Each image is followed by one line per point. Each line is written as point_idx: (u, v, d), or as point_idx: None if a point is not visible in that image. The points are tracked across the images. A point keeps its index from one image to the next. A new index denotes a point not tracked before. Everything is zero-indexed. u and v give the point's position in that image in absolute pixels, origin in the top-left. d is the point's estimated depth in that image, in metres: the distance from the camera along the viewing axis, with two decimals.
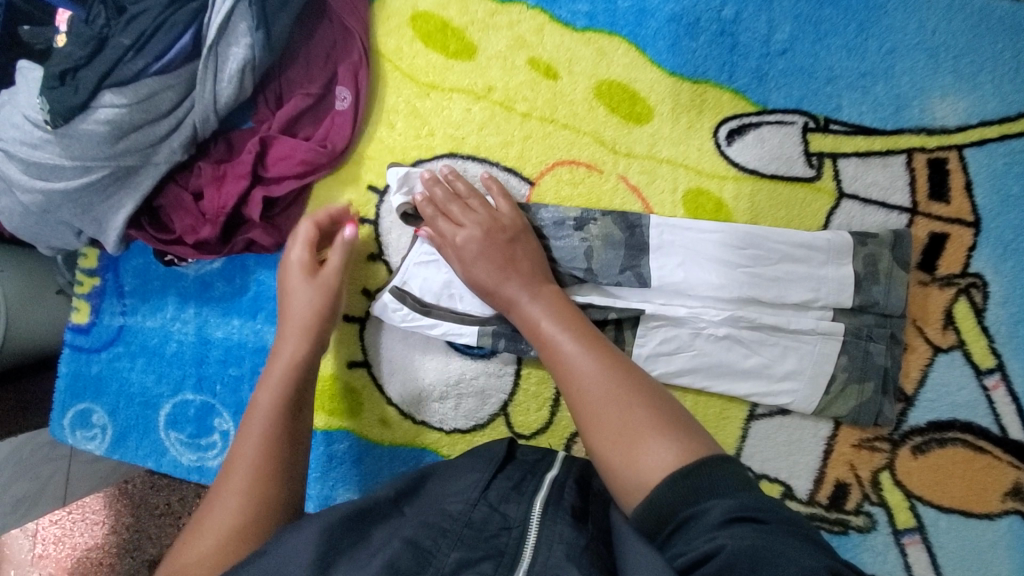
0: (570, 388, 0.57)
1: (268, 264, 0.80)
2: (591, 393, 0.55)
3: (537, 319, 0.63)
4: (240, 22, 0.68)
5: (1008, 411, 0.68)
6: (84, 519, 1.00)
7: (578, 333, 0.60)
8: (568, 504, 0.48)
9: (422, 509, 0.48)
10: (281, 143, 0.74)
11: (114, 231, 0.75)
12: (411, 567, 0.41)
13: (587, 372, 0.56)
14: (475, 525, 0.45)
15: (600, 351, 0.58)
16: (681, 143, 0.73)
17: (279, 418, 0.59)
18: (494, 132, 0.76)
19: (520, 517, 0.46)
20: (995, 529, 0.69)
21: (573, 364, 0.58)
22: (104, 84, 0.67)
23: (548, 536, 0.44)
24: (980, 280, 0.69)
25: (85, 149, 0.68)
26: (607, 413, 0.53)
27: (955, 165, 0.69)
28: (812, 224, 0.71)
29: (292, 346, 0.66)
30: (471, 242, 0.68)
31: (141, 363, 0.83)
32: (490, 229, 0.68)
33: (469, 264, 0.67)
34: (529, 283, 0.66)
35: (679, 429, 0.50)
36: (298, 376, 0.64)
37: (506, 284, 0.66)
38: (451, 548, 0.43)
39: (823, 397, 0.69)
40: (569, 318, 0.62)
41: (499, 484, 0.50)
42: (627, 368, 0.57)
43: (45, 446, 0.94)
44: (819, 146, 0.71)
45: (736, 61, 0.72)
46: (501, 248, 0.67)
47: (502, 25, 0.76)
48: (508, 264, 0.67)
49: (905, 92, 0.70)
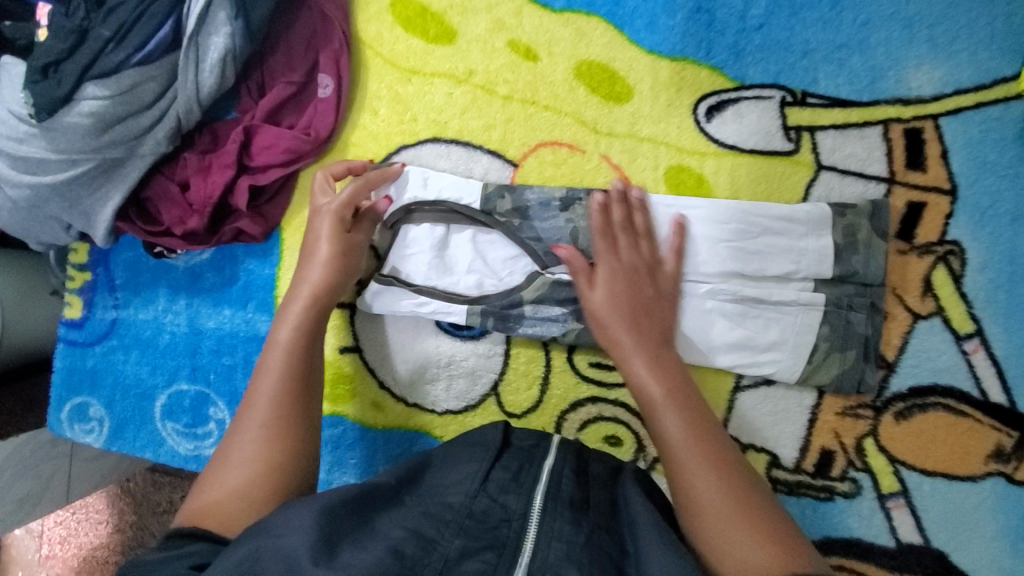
0: (667, 463, 0.56)
1: (257, 254, 0.80)
2: (699, 481, 0.53)
3: (649, 390, 0.60)
4: (219, 11, 0.69)
5: (988, 375, 0.69)
6: (88, 518, 1.03)
7: (689, 411, 0.58)
8: (566, 497, 0.55)
9: (423, 499, 0.53)
10: (265, 132, 0.75)
11: (103, 224, 0.75)
12: (416, 551, 0.46)
13: (689, 456, 0.55)
14: (476, 515, 0.51)
15: (704, 437, 0.56)
16: (661, 120, 0.74)
17: (297, 359, 0.60)
18: (476, 115, 0.77)
19: (520, 509, 0.52)
20: (978, 491, 0.70)
21: (675, 444, 0.56)
22: (86, 77, 0.67)
23: (547, 532, 0.50)
24: (958, 247, 0.70)
25: (70, 142, 0.69)
26: (714, 503, 0.51)
27: (931, 134, 0.70)
28: (793, 196, 0.72)
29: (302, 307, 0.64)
30: (615, 275, 0.67)
31: (135, 355, 0.84)
32: (638, 271, 0.67)
33: (602, 305, 0.66)
34: (647, 343, 0.63)
35: (779, 532, 0.49)
36: (316, 314, 0.64)
37: (622, 333, 0.64)
38: (456, 536, 0.48)
39: (806, 366, 0.70)
40: (685, 396, 0.59)
41: (497, 476, 0.56)
42: (732, 466, 0.54)
43: (46, 444, 0.95)
44: (797, 119, 0.72)
45: (714, 38, 0.72)
46: (633, 289, 0.66)
47: (481, 9, 0.77)
48: (633, 312, 0.65)
49: (881, 63, 0.70)
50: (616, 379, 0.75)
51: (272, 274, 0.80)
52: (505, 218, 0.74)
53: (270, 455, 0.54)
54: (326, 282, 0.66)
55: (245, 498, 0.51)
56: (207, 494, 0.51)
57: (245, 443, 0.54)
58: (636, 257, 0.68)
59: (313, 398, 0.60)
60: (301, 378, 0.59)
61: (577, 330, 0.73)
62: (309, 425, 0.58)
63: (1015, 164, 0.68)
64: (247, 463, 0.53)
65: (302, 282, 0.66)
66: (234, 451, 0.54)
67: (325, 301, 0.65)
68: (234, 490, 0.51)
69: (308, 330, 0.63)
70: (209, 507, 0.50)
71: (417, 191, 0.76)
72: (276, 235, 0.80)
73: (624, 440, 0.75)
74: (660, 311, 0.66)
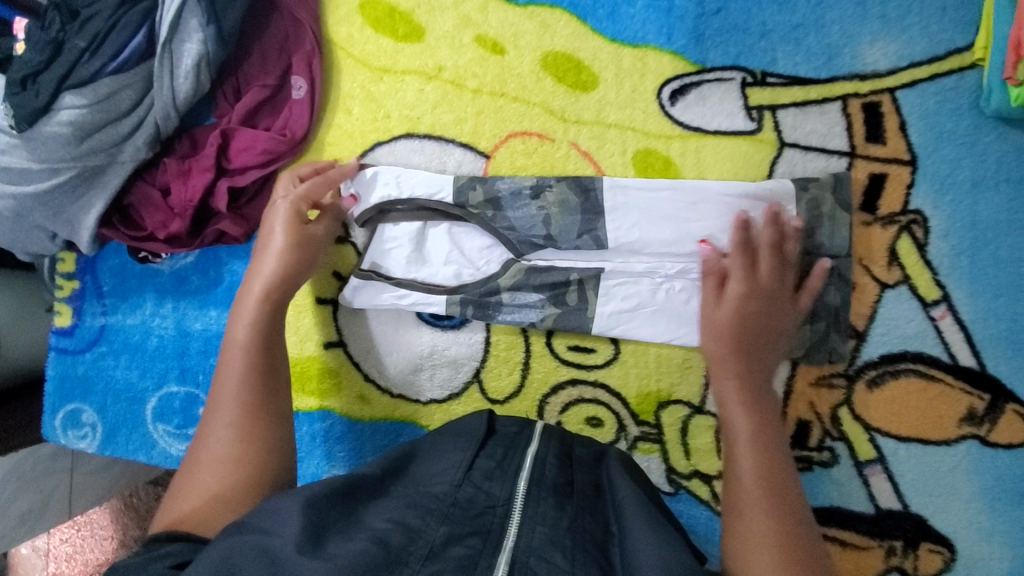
0: (733, 503, 0.56)
1: (239, 255, 0.82)
2: (752, 516, 0.54)
3: (737, 423, 0.61)
4: (191, 18, 0.71)
5: (956, 339, 0.71)
6: (94, 535, 1.05)
7: (768, 458, 0.58)
8: (550, 484, 0.57)
9: (408, 489, 0.55)
10: (242, 134, 0.77)
11: (86, 232, 0.77)
12: (401, 540, 0.48)
13: (756, 501, 0.54)
14: (461, 505, 0.53)
15: (777, 488, 0.55)
16: (627, 106, 0.76)
17: (256, 358, 0.62)
18: (447, 109, 0.79)
19: (504, 496, 0.54)
20: (953, 454, 0.72)
21: (745, 487, 0.56)
22: (63, 87, 0.69)
23: (531, 517, 0.52)
24: (921, 216, 0.71)
25: (51, 151, 0.71)
26: (758, 538, 0.52)
27: (889, 107, 0.72)
28: (757, 173, 0.74)
29: (256, 302, 0.65)
30: (750, 294, 0.67)
31: (125, 360, 0.85)
32: (773, 300, 0.67)
33: (720, 317, 0.67)
34: (745, 382, 0.64)
35: None
36: (270, 310, 0.65)
37: (726, 366, 0.65)
38: (440, 524, 0.49)
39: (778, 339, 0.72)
40: (767, 435, 0.60)
41: (481, 464, 0.57)
42: (796, 528, 0.53)
43: (48, 458, 0.95)
44: (758, 99, 0.73)
45: (674, 23, 0.74)
46: (749, 325, 0.67)
47: (447, 6, 0.79)
48: (741, 349, 0.66)
49: (836, 41, 0.72)
50: (595, 360, 0.77)
51: None
52: (479, 210, 0.76)
53: (244, 452, 0.56)
54: (283, 280, 0.67)
55: (224, 496, 0.53)
56: (187, 498, 0.54)
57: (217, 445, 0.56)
58: (762, 286, 0.67)
59: (273, 384, 0.62)
60: (263, 373, 0.61)
61: (555, 315, 0.75)
62: (274, 416, 0.60)
63: (971, 133, 0.70)
64: (221, 464, 0.55)
65: (257, 275, 0.67)
66: (207, 454, 0.56)
67: (282, 300, 0.67)
68: (212, 490, 0.54)
69: (266, 329, 0.64)
70: (190, 510, 0.53)
71: (391, 189, 0.77)
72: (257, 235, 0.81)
73: (606, 420, 0.77)
74: (764, 352, 0.66)
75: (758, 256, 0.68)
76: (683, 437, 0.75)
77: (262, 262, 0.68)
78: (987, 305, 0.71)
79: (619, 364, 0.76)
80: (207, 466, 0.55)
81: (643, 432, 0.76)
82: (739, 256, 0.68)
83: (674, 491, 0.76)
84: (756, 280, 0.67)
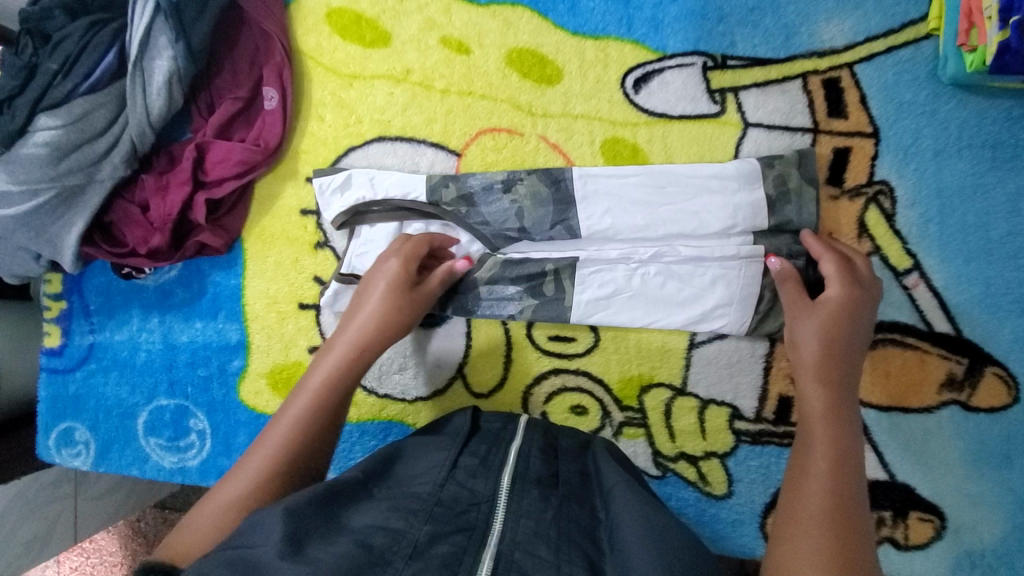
0: (784, 527, 0.47)
1: (221, 266, 0.83)
2: (808, 536, 0.45)
3: (811, 433, 0.54)
4: (160, 36, 0.73)
5: (930, 306, 0.72)
6: (103, 563, 1.03)
7: (845, 484, 0.48)
8: (535, 477, 0.56)
9: (391, 491, 0.52)
10: (216, 146, 0.78)
11: (69, 251, 0.78)
12: (385, 542, 0.46)
13: (816, 529, 0.45)
14: (445, 503, 0.51)
15: (846, 522, 0.45)
16: (592, 97, 0.77)
17: (321, 409, 0.56)
18: (417, 111, 0.80)
19: (488, 493, 0.53)
20: (935, 420, 0.72)
21: (807, 512, 0.46)
22: (38, 109, 0.72)
23: (515, 511, 0.51)
24: (887, 186, 0.72)
25: (30, 173, 0.73)
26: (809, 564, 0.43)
27: (848, 82, 0.73)
28: (724, 155, 0.75)
29: (341, 354, 0.60)
30: (829, 301, 0.63)
31: (115, 376, 0.86)
32: (852, 312, 0.62)
33: (802, 332, 0.62)
34: (833, 410, 0.55)
35: None
36: (352, 359, 0.60)
37: (811, 390, 0.57)
38: (424, 523, 0.48)
39: (755, 317, 0.72)
40: (846, 454, 0.51)
41: (465, 462, 0.56)
42: (861, 569, 0.43)
43: (51, 484, 0.96)
44: (720, 82, 0.75)
45: (633, 13, 0.76)
46: (838, 351, 0.60)
47: (412, 10, 0.80)
48: (827, 374, 0.58)
49: (793, 20, 0.74)
50: (576, 349, 0.78)
51: (238, 284, 0.83)
52: (453, 207, 0.77)
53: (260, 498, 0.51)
54: (373, 338, 0.62)
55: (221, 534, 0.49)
56: (189, 528, 0.50)
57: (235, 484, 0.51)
58: (857, 303, 0.63)
59: (323, 437, 0.56)
60: (322, 428, 0.56)
61: (532, 306, 0.76)
62: (306, 465, 0.54)
63: (931, 102, 0.71)
64: (229, 501, 0.50)
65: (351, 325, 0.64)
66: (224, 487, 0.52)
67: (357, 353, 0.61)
68: (211, 527, 0.49)
69: (341, 391, 0.58)
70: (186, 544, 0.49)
71: (366, 191, 0.78)
72: (238, 246, 0.83)
73: (590, 408, 0.78)
74: (851, 380, 0.58)
75: (853, 268, 0.66)
76: (667, 420, 0.76)
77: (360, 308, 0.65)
78: (958, 270, 0.71)
79: (600, 351, 0.77)
80: (226, 502, 0.50)
81: (627, 417, 0.77)
82: (836, 263, 0.65)
83: (661, 474, 0.76)
84: (857, 293, 0.64)
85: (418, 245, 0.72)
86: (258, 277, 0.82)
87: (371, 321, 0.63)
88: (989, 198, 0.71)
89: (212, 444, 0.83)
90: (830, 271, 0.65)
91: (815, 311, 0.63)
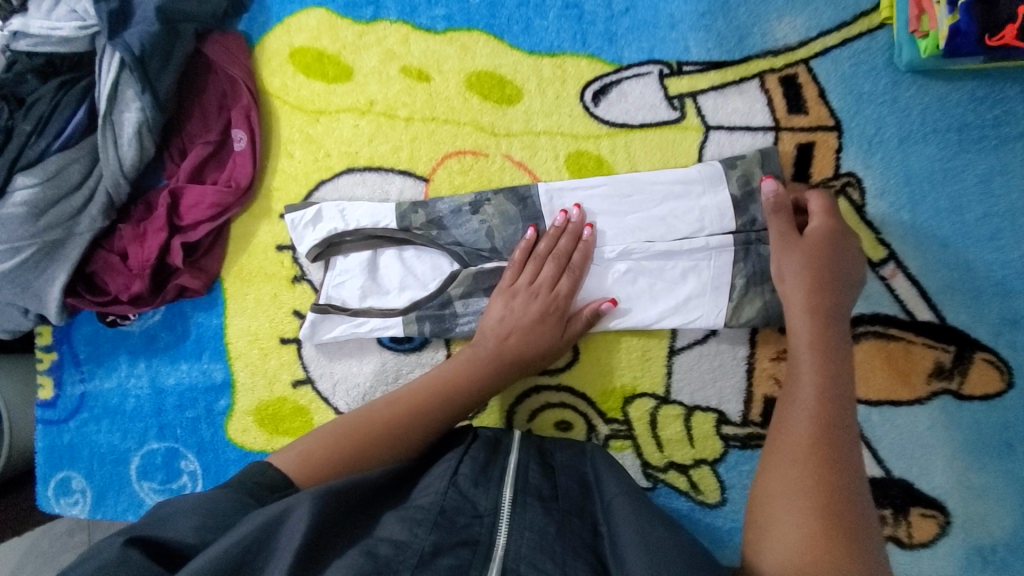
0: (774, 450, 0.54)
1: (203, 307, 0.85)
2: (794, 455, 0.51)
3: (802, 358, 0.59)
4: (126, 89, 0.75)
5: (910, 295, 0.70)
6: None
7: (829, 408, 0.54)
8: (535, 491, 0.55)
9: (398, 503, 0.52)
10: (190, 191, 0.80)
11: (53, 302, 0.80)
12: (390, 552, 0.44)
13: (798, 460, 0.51)
14: (448, 513, 0.49)
15: (832, 451, 0.51)
16: (553, 113, 0.78)
17: (454, 389, 0.66)
18: (383, 140, 0.81)
19: (489, 506, 0.52)
20: (928, 412, 0.70)
21: (791, 435, 0.53)
22: (15, 170, 0.75)
23: (519, 523, 0.50)
24: (854, 178, 0.72)
25: (11, 232, 0.75)
26: (787, 479, 0.50)
27: (805, 78, 0.73)
28: (687, 159, 0.75)
29: (471, 352, 0.70)
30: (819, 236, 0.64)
31: (106, 424, 0.87)
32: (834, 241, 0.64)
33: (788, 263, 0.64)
34: (821, 337, 0.59)
35: (836, 526, 0.46)
36: (493, 363, 0.69)
37: (802, 323, 0.61)
38: (428, 533, 0.46)
39: (730, 303, 0.70)
40: (834, 378, 0.56)
41: (465, 471, 0.56)
42: (838, 479, 0.49)
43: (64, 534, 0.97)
44: (677, 88, 0.75)
45: (586, 29, 0.77)
46: (827, 280, 0.62)
47: (371, 43, 0.82)
48: (819, 302, 0.61)
49: (744, 22, 0.74)
50: (556, 364, 0.77)
51: (220, 324, 0.84)
52: (423, 231, 0.76)
53: (377, 429, 0.61)
54: (514, 348, 0.70)
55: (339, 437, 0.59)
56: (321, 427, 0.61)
57: (372, 409, 0.63)
58: (839, 234, 0.65)
59: (449, 415, 0.64)
60: (451, 406, 0.65)
61: None
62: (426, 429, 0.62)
63: (891, 90, 0.71)
64: (359, 418, 0.62)
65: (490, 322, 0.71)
66: (362, 412, 0.63)
67: (502, 370, 0.69)
68: (335, 428, 0.61)
69: (478, 382, 0.67)
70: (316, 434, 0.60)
71: (337, 221, 0.78)
72: (218, 286, 0.84)
73: (575, 422, 0.77)
74: (841, 307, 0.62)
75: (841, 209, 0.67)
76: (653, 430, 0.75)
77: (505, 328, 0.70)
78: (937, 256, 0.70)
79: (580, 365, 0.77)
80: (356, 419, 0.62)
81: (613, 430, 0.76)
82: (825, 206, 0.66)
83: (652, 486, 0.75)
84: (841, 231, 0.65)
85: (587, 244, 0.72)
86: (239, 315, 0.83)
87: (510, 323, 0.71)
88: (961, 180, 0.70)
89: (204, 483, 0.84)
90: (814, 208, 0.66)
91: (800, 241, 0.65)
